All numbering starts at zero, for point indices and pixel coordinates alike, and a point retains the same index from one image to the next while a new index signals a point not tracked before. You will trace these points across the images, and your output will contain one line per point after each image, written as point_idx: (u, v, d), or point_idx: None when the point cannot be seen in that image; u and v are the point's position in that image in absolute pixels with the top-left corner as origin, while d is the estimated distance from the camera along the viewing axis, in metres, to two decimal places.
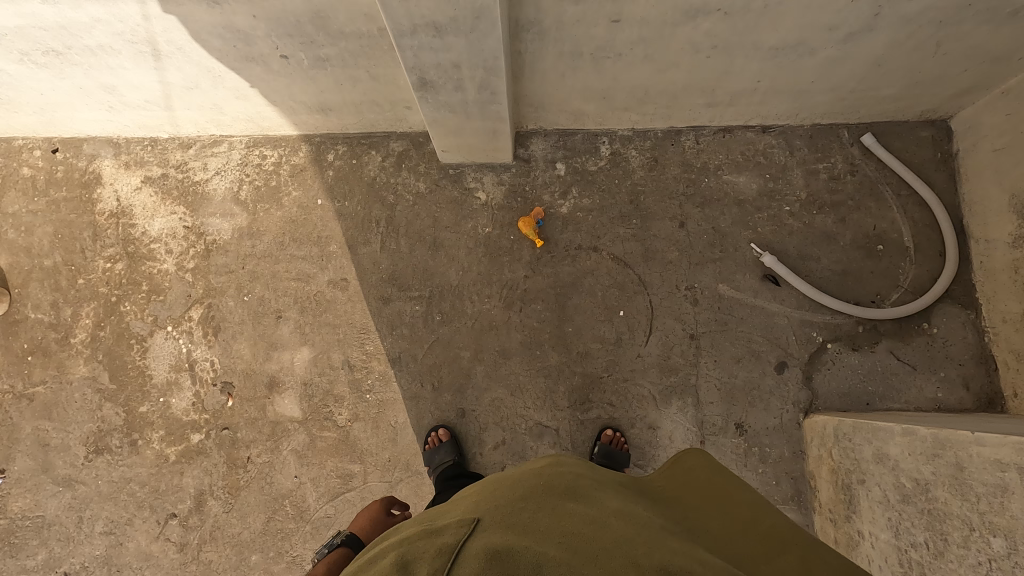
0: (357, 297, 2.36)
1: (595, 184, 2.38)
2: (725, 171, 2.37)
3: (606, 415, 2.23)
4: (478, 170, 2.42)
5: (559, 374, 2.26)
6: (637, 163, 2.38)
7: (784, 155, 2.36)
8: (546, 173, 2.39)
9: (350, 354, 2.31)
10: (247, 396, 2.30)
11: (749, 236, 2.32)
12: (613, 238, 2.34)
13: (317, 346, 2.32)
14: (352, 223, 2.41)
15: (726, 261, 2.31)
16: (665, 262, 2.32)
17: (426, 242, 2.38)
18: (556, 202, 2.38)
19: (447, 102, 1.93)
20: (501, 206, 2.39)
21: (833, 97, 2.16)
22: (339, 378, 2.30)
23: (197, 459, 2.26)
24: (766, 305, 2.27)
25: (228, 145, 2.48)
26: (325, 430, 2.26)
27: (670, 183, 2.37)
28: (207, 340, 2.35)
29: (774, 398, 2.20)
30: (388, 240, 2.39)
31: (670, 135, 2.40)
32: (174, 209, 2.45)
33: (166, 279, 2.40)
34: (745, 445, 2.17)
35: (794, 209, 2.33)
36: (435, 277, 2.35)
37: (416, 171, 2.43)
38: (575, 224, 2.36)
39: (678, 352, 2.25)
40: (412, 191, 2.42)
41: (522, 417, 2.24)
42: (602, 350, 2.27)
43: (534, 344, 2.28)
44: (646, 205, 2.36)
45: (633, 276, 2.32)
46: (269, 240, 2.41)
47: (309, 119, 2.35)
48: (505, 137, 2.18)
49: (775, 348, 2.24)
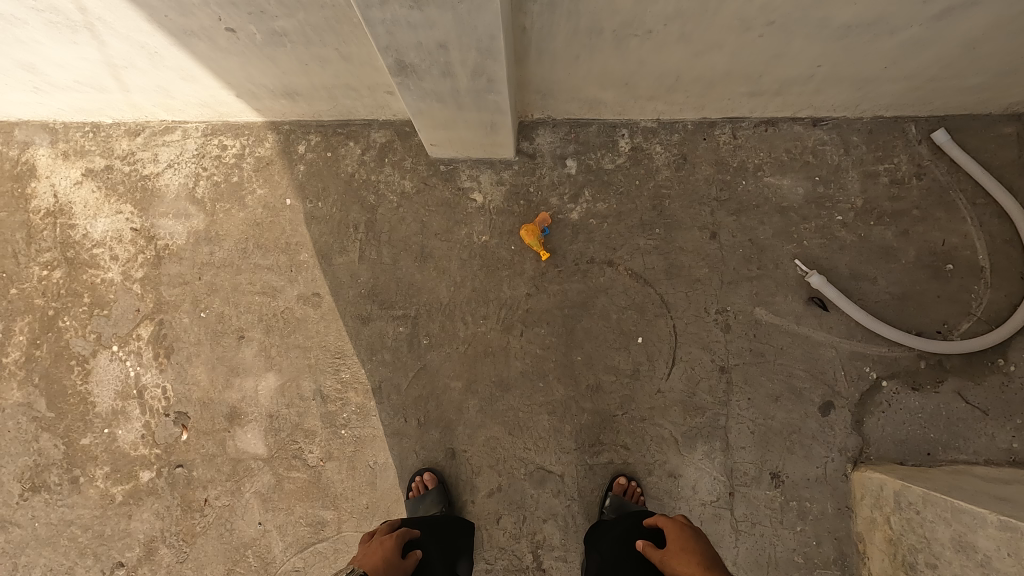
0: (331, 315, 2.02)
1: (612, 185, 2.02)
2: (766, 172, 2.01)
3: (618, 460, 1.91)
4: (474, 167, 2.06)
5: (565, 411, 1.93)
6: (661, 163, 2.03)
7: (835, 156, 2.00)
8: (554, 172, 2.04)
9: (323, 382, 1.99)
10: (204, 429, 1.99)
11: (793, 251, 1.97)
12: (631, 251, 1.99)
13: (285, 373, 2.00)
14: (326, 229, 2.07)
15: (764, 280, 1.96)
16: (692, 280, 1.97)
17: (413, 252, 2.04)
18: (564, 207, 2.02)
19: (434, 90, 1.56)
20: (500, 211, 2.04)
21: (907, 86, 1.78)
22: (310, 410, 1.98)
23: (148, 500, 1.97)
24: (811, 334, 1.93)
25: (183, 133, 2.13)
26: (294, 470, 1.96)
27: (700, 185, 2.01)
28: (159, 362, 2.03)
29: (816, 444, 1.88)
30: (367, 248, 2.05)
31: (701, 127, 2.03)
32: (120, 208, 2.11)
33: (111, 290, 2.07)
34: (782, 499, 1.86)
35: (848, 219, 1.97)
36: (422, 294, 2.02)
37: (401, 166, 2.07)
38: (586, 232, 2.00)
39: (706, 388, 1.92)
40: (397, 190, 2.07)
41: (521, 460, 1.92)
42: (616, 383, 1.94)
43: (537, 374, 1.95)
44: (671, 211, 2.01)
45: (654, 296, 1.97)
46: (229, 246, 2.08)
47: (274, 105, 1.98)
48: (506, 131, 1.81)
49: (819, 385, 1.91)
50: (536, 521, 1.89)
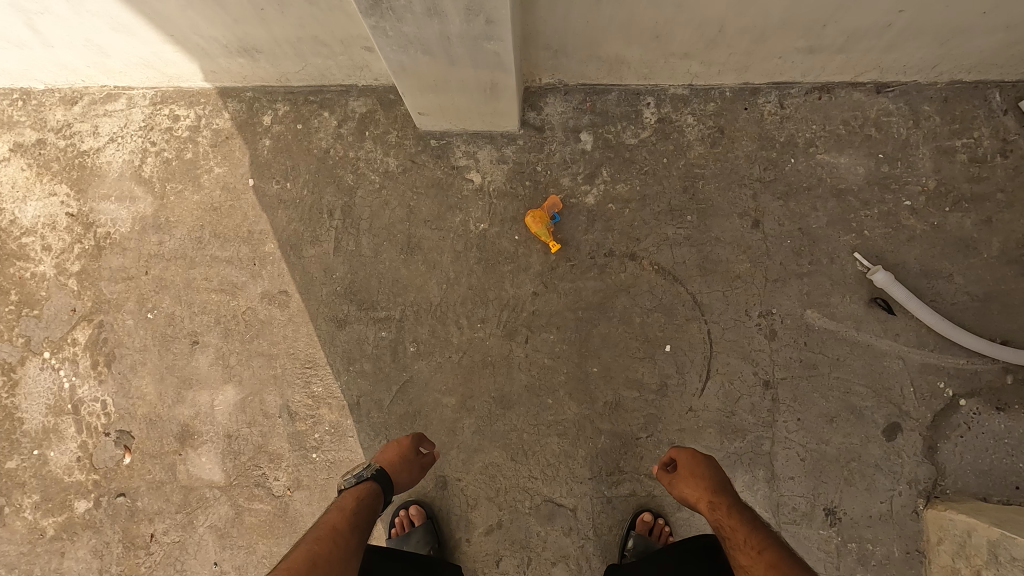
0: (300, 317, 1.71)
1: (635, 163, 1.70)
2: (820, 148, 1.68)
3: (642, 492, 1.60)
4: (471, 142, 1.74)
5: (579, 432, 1.62)
6: (693, 138, 1.70)
7: (903, 129, 1.67)
8: (566, 147, 1.71)
9: (291, 397, 1.68)
10: (151, 452, 1.69)
11: (851, 243, 1.65)
12: (658, 242, 1.67)
13: (246, 385, 1.69)
14: (295, 215, 1.75)
15: (818, 277, 1.64)
16: (731, 277, 1.65)
17: (398, 242, 1.72)
18: (578, 189, 1.70)
19: (419, 37, 1.23)
20: (502, 194, 1.72)
21: (1002, 39, 1.45)
22: (275, 429, 1.68)
23: (84, 535, 1.67)
24: (873, 342, 1.61)
25: (127, 101, 1.80)
26: (256, 501, 1.65)
27: (739, 164, 1.69)
28: (98, 372, 1.72)
29: (880, 475, 1.57)
30: (344, 238, 1.73)
31: (742, 94, 1.70)
32: (54, 189, 1.79)
33: (42, 287, 1.75)
34: (838, 540, 1.55)
35: (918, 204, 1.65)
36: (409, 292, 1.70)
37: (384, 141, 1.75)
38: (604, 219, 1.68)
39: (747, 407, 1.61)
40: (379, 169, 1.75)
41: (525, 491, 1.61)
42: (639, 401, 1.62)
43: (545, 388, 1.64)
44: (705, 194, 1.68)
45: (685, 296, 1.65)
46: (181, 235, 1.76)
47: (230, 65, 1.66)
48: (509, 94, 1.49)
49: (884, 404, 1.59)
50: (544, 564, 1.59)
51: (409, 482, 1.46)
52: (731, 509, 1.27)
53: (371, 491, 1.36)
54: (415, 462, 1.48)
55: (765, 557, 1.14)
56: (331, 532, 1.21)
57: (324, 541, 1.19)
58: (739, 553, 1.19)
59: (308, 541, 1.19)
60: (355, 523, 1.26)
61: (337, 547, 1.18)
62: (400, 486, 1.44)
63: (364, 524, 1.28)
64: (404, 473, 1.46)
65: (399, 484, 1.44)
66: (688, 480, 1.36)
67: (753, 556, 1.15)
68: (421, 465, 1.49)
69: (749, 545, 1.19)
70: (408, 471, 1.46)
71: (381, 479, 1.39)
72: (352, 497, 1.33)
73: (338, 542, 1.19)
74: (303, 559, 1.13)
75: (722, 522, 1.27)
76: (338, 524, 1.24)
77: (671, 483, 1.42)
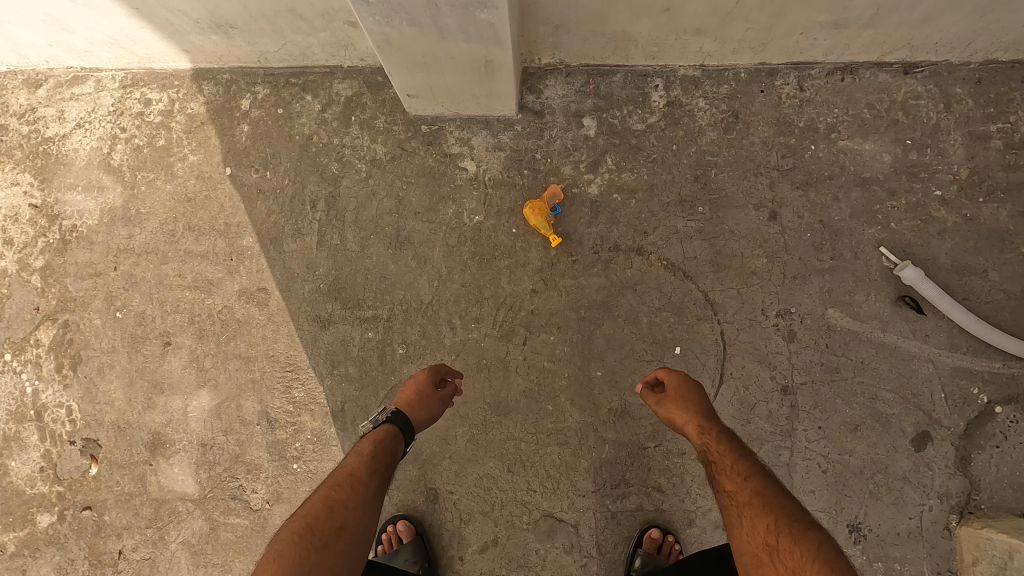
0: (280, 317, 1.58)
1: (642, 150, 1.57)
2: (842, 133, 1.55)
3: (649, 506, 1.47)
4: (465, 127, 1.61)
5: (581, 442, 1.50)
6: (705, 123, 1.57)
7: (933, 113, 1.54)
8: (568, 133, 1.59)
9: (270, 403, 1.56)
10: (119, 462, 1.56)
11: (877, 236, 1.52)
12: (666, 235, 1.54)
13: (221, 390, 1.57)
14: (275, 206, 1.62)
15: (840, 273, 1.51)
16: (746, 273, 1.52)
17: (386, 235, 1.59)
18: (580, 178, 1.57)
19: (404, 5, 1.11)
20: (498, 184, 1.59)
21: None
22: (253, 437, 1.55)
23: (47, 551, 1.55)
24: (901, 344, 1.48)
25: (95, 84, 1.68)
26: (232, 515, 1.53)
27: (755, 151, 1.56)
28: (62, 376, 1.60)
29: (908, 488, 1.44)
30: (327, 231, 1.60)
31: (758, 75, 1.57)
32: (16, 178, 1.67)
33: (3, 284, 1.63)
34: (863, 560, 1.43)
35: (949, 194, 1.52)
36: (398, 290, 1.57)
37: (371, 126, 1.62)
38: (608, 211, 1.56)
39: (763, 414, 1.48)
40: (366, 157, 1.62)
41: (523, 505, 1.49)
42: (646, 407, 1.49)
43: (544, 394, 1.51)
44: (718, 184, 1.55)
45: (697, 294, 1.53)
46: (153, 228, 1.63)
47: (203, 43, 1.54)
48: (506, 72, 1.36)
49: (912, 412, 1.46)
50: None
51: (430, 418, 1.36)
52: (720, 434, 1.21)
53: (390, 434, 1.29)
54: (434, 397, 1.37)
55: (751, 484, 1.11)
56: (348, 479, 1.18)
57: (342, 489, 1.16)
58: (722, 476, 1.16)
59: (326, 488, 1.17)
60: (373, 468, 1.21)
61: (355, 495, 1.16)
62: (422, 424, 1.35)
63: (384, 467, 1.23)
64: (424, 410, 1.35)
65: (420, 422, 1.34)
66: (676, 402, 1.29)
67: (739, 483, 1.12)
68: (442, 400, 1.37)
69: (735, 471, 1.15)
70: (428, 408, 1.35)
71: (398, 420, 1.31)
72: (369, 442, 1.26)
73: (355, 489, 1.16)
74: (320, 508, 1.12)
75: (707, 446, 1.21)
76: (355, 470, 1.20)
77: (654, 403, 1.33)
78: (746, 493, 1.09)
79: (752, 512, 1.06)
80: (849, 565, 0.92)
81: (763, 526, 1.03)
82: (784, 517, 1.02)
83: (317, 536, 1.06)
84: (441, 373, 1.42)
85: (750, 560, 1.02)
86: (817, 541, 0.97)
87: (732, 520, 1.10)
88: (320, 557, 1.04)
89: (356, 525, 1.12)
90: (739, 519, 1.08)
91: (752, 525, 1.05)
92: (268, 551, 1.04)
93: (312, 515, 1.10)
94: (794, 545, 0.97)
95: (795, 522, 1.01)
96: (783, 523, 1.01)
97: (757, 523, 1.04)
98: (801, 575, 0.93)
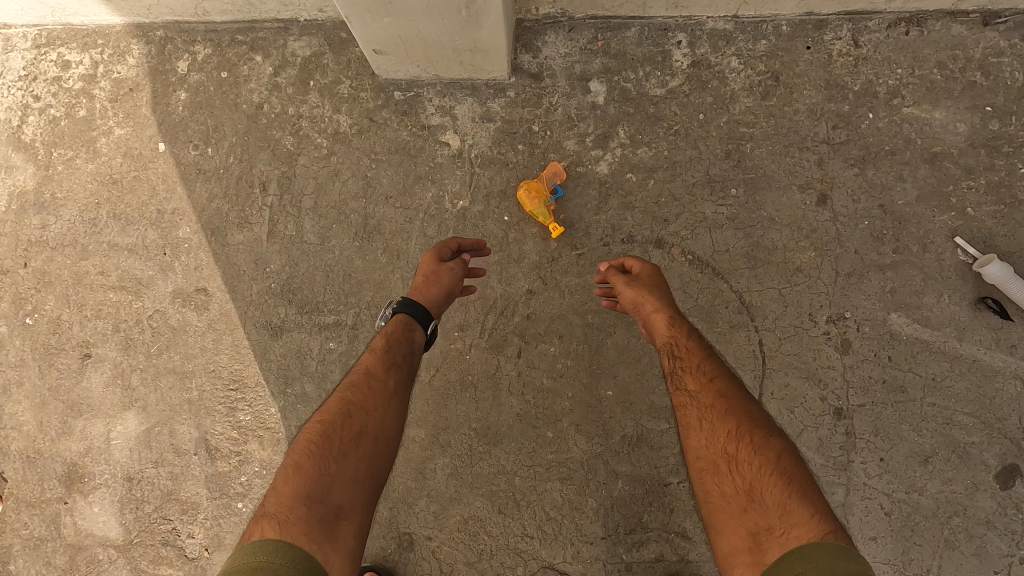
0: (222, 323, 1.31)
1: (661, 120, 1.29)
2: (907, 98, 1.27)
3: (672, 557, 1.20)
4: (447, 93, 1.33)
5: (588, 477, 1.22)
6: (738, 87, 1.29)
7: (1018, 73, 1.25)
8: (571, 100, 1.31)
9: (210, 428, 1.28)
10: (29, 499, 1.29)
11: (951, 224, 1.24)
12: (692, 224, 1.27)
13: (151, 412, 1.29)
14: (218, 190, 1.34)
15: (906, 269, 1.23)
16: (790, 270, 1.25)
17: (351, 225, 1.31)
18: (587, 154, 1.29)
19: None
20: (487, 162, 1.31)
21: None
22: (189, 470, 1.28)
23: None
24: (983, 357, 1.20)
25: (5, 44, 1.40)
26: (164, 565, 1.26)
27: (800, 121, 1.28)
28: None
29: (992, 535, 1.17)
30: (280, 219, 1.33)
31: (803, 28, 1.29)
32: None
33: None
34: None
35: None
36: (364, 290, 1.30)
37: (334, 93, 1.34)
38: (621, 194, 1.28)
39: (811, 443, 1.21)
40: (327, 129, 1.34)
41: (517, 554, 1.22)
42: (668, 434, 1.22)
43: (542, 417, 1.24)
44: (755, 161, 1.27)
45: (729, 295, 1.25)
46: (71, 217, 1.35)
47: None
48: (495, 15, 1.08)
49: (998, 440, 1.19)
50: None
51: (444, 296, 1.13)
52: (690, 330, 1.06)
53: (401, 324, 1.11)
54: (446, 270, 1.14)
55: (715, 386, 0.99)
56: (363, 376, 1.03)
57: (358, 388, 1.02)
58: (683, 373, 1.02)
59: (340, 389, 1.03)
60: (390, 363, 1.06)
61: (373, 394, 1.02)
62: (437, 303, 1.13)
63: (404, 361, 1.07)
64: (436, 287, 1.13)
65: (433, 302, 1.12)
66: (647, 290, 1.09)
67: (703, 385, 0.99)
68: (454, 273, 1.14)
69: (701, 370, 1.01)
70: (440, 284, 1.13)
71: (407, 303, 1.11)
72: (381, 338, 1.10)
73: (373, 389, 1.02)
74: (336, 412, 0.98)
75: (674, 340, 1.05)
76: (370, 364, 1.05)
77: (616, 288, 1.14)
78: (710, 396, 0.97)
79: (713, 416, 0.95)
80: (811, 474, 0.85)
81: (724, 432, 0.93)
82: (747, 424, 0.92)
83: (335, 442, 0.94)
84: (450, 248, 1.18)
85: (705, 468, 0.93)
86: (778, 450, 0.88)
87: (688, 420, 0.98)
88: (342, 466, 0.92)
89: (378, 427, 0.99)
90: (698, 423, 0.96)
91: (711, 432, 0.94)
92: (284, 463, 0.92)
93: (328, 420, 0.97)
94: (755, 456, 0.88)
95: (757, 428, 0.91)
96: (745, 429, 0.91)
97: (717, 429, 0.94)
98: (762, 490, 0.84)
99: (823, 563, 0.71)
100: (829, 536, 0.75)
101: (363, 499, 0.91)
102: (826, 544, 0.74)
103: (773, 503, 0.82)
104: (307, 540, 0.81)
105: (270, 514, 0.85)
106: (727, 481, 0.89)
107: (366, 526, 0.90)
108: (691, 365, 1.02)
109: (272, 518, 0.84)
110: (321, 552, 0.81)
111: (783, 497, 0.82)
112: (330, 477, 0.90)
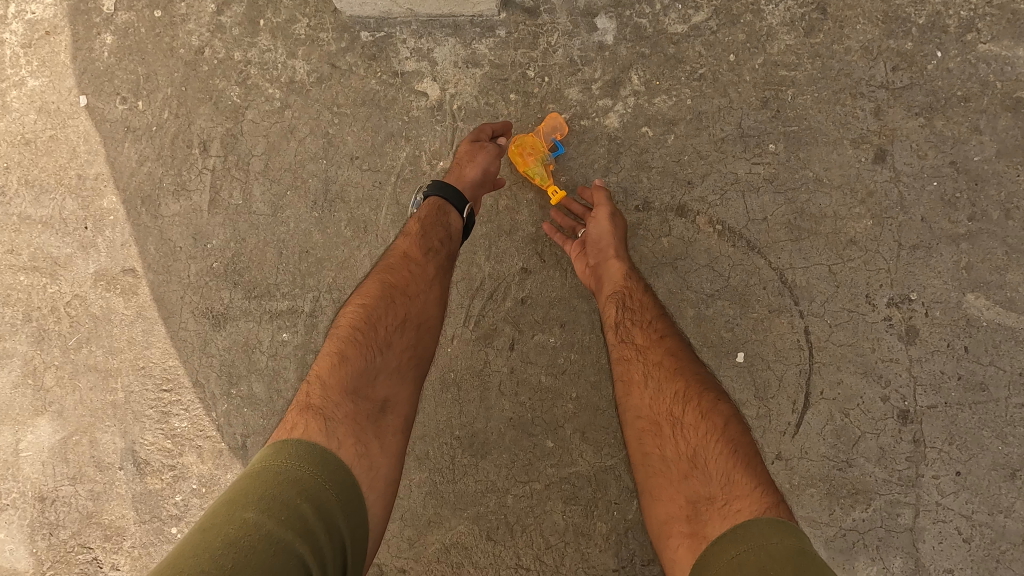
0: (154, 311, 1.08)
1: (684, 63, 1.06)
2: (985, 31, 1.03)
3: None
4: (424, 33, 1.09)
5: (595, 496, 1.00)
6: (777, 21, 1.05)
7: None
8: (574, 39, 1.07)
9: (137, 437, 1.06)
10: None
11: None
12: (720, 187, 1.04)
13: (67, 418, 1.08)
14: (150, 152, 1.12)
15: (986, 240, 1.00)
16: (841, 241, 1.02)
17: (309, 192, 1.09)
18: (593, 105, 1.06)
19: None
20: (473, 115, 1.08)
21: None
22: (111, 488, 1.06)
23: None
24: None
25: None
26: None
27: (853, 62, 1.05)
28: None
29: None
30: (224, 186, 1.10)
31: None
32: None
33: None
34: None
35: None
36: (325, 269, 1.07)
37: (287, 33, 1.11)
38: (635, 151, 1.05)
39: (870, 454, 0.99)
40: (279, 77, 1.11)
41: None
42: None
43: (540, 423, 1.02)
44: (796, 111, 1.05)
45: (766, 273, 1.02)
46: None
47: None
48: None
49: None
50: None
51: (481, 175, 0.98)
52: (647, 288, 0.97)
53: (434, 207, 0.98)
54: (479, 149, 0.99)
55: (665, 344, 0.90)
56: (403, 259, 0.95)
57: (397, 272, 0.94)
58: (633, 325, 0.91)
59: (378, 271, 0.96)
60: (429, 247, 0.96)
61: (414, 279, 0.94)
62: (472, 185, 0.98)
63: (442, 246, 0.97)
64: (469, 167, 0.98)
65: (466, 183, 0.98)
66: (621, 234, 0.97)
67: (652, 341, 0.90)
68: (489, 153, 0.99)
69: (651, 325, 0.92)
70: (474, 163, 0.98)
71: (439, 185, 0.98)
72: (414, 220, 0.99)
73: (415, 273, 0.94)
74: (378, 297, 0.91)
75: (628, 291, 0.94)
76: (408, 247, 0.96)
77: (594, 214, 0.99)
78: (660, 353, 0.88)
79: (661, 374, 0.87)
80: (751, 444, 0.82)
81: (671, 392, 0.85)
82: (696, 385, 0.85)
83: (379, 334, 0.88)
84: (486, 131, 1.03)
85: (645, 428, 0.84)
86: (725, 416, 0.83)
87: (633, 373, 0.88)
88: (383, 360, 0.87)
89: (421, 317, 0.93)
90: (643, 379, 0.87)
91: (657, 389, 0.85)
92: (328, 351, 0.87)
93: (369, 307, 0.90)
94: (700, 421, 0.82)
95: (705, 390, 0.85)
96: (694, 392, 0.84)
97: (665, 386, 0.85)
98: (706, 459, 0.79)
99: (762, 544, 0.67)
100: (768, 508, 0.73)
101: (408, 393, 0.89)
102: (768, 520, 0.71)
103: (717, 474, 0.77)
104: (354, 442, 0.79)
105: (317, 407, 0.81)
106: (670, 443, 0.82)
107: (411, 419, 0.89)
108: (643, 319, 0.92)
109: (320, 412, 0.80)
110: (361, 461, 0.78)
111: (725, 467, 0.78)
112: (375, 371, 0.86)
